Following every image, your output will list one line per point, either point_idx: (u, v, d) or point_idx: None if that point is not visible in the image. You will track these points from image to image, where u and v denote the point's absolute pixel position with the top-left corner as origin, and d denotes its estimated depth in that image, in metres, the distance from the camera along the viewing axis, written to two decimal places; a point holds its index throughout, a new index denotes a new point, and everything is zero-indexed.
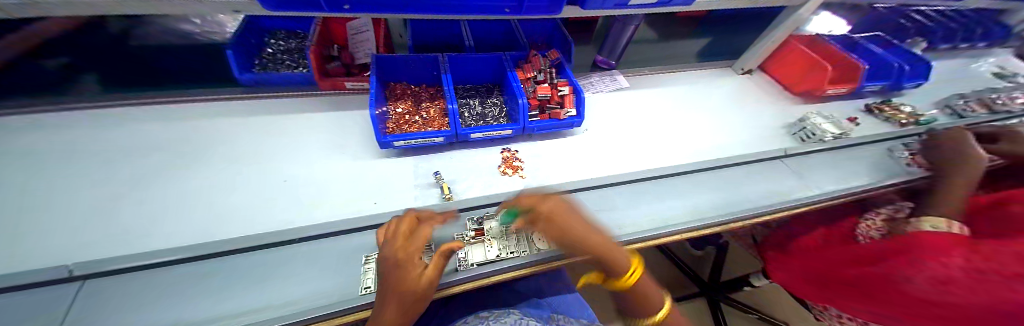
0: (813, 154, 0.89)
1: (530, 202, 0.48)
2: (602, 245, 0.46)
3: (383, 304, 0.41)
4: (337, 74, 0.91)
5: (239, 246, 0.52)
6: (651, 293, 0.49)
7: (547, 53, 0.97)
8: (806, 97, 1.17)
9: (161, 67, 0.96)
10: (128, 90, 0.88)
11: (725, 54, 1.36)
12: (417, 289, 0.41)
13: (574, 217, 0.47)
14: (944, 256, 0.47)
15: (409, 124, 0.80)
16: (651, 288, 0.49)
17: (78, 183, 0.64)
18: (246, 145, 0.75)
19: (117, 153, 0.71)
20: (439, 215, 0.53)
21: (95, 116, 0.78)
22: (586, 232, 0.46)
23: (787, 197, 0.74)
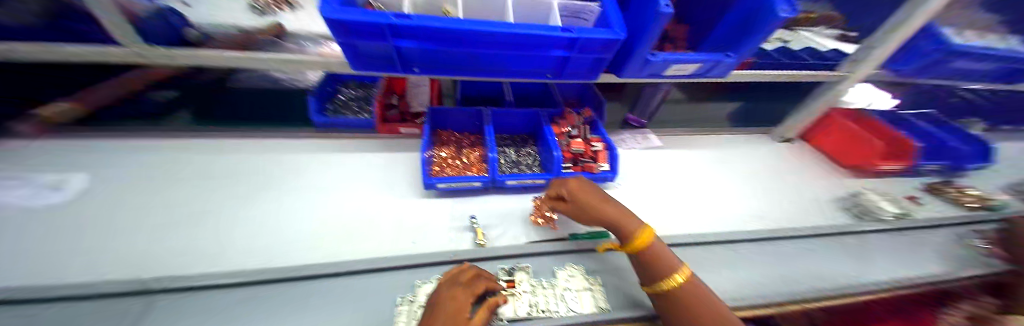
0: (869, 233, 0.82)
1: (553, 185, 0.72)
2: (605, 214, 0.63)
3: None
4: (394, 120, 1.02)
5: (288, 274, 0.56)
6: (662, 257, 0.55)
7: (581, 111, 1.04)
8: (852, 170, 1.12)
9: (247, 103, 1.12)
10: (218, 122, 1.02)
11: (760, 122, 1.36)
12: None
13: (587, 193, 0.67)
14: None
15: (451, 167, 0.86)
16: (662, 254, 0.55)
17: (167, 202, 0.74)
18: (309, 178, 0.84)
19: (203, 176, 0.82)
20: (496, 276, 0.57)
21: (192, 142, 0.92)
22: (592, 203, 0.65)
23: (844, 281, 0.68)
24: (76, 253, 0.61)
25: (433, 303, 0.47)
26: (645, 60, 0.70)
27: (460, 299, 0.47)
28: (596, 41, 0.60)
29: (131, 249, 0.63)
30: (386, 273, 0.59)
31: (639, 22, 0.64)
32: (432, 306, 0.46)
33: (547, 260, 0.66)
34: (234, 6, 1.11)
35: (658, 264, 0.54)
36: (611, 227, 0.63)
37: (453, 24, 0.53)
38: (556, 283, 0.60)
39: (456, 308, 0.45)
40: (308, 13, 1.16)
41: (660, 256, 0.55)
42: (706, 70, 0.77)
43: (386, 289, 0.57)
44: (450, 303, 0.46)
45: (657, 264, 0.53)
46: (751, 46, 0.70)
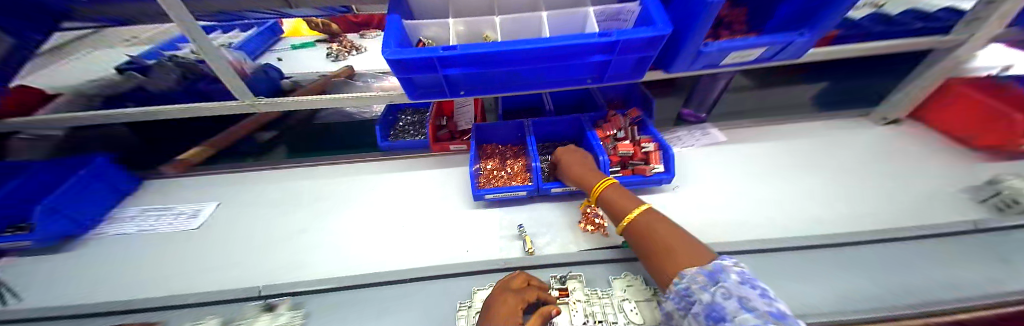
0: (1015, 231, 0.66)
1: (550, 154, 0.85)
2: (580, 173, 0.74)
3: None
4: (445, 139, 1.11)
5: (364, 282, 0.65)
6: (618, 203, 0.64)
7: (626, 112, 1.00)
8: (988, 152, 0.90)
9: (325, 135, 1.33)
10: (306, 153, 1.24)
11: (847, 103, 1.16)
12: None
13: (573, 157, 0.79)
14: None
15: (497, 179, 0.90)
16: (620, 200, 0.64)
17: (274, 220, 0.91)
18: (376, 196, 0.96)
19: (298, 198, 0.99)
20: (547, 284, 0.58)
21: (288, 170, 1.12)
22: (574, 166, 0.77)
23: (982, 292, 0.55)
24: (220, 264, 0.80)
25: (489, 308, 0.50)
26: (696, 52, 0.67)
27: (513, 305, 0.49)
28: (637, 40, 0.59)
29: (254, 261, 0.80)
30: (445, 280, 0.65)
31: (686, 15, 0.61)
32: (489, 312, 0.49)
33: (600, 268, 0.65)
34: (313, 55, 1.33)
35: (620, 207, 0.63)
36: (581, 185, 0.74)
37: (493, 47, 0.57)
38: (612, 292, 0.59)
39: (510, 312, 0.47)
40: (370, 52, 1.34)
41: (623, 200, 0.64)
42: (775, 53, 0.70)
43: (446, 294, 0.62)
44: (505, 308, 0.48)
45: (620, 207, 0.63)
46: (828, 23, 0.62)
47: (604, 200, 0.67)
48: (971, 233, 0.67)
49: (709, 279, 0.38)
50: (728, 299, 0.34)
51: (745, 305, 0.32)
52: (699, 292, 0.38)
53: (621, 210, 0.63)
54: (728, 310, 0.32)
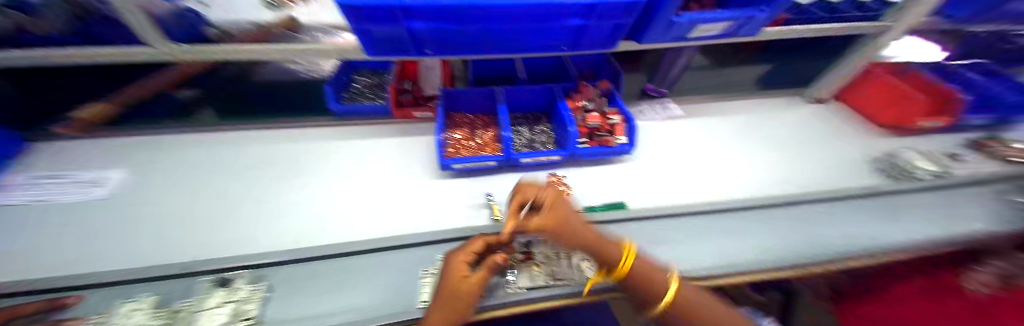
0: (904, 194, 0.79)
1: (531, 196, 0.55)
2: (584, 230, 0.50)
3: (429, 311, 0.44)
4: (409, 104, 1.03)
5: (319, 253, 0.60)
6: (650, 276, 0.47)
7: (597, 84, 1.00)
8: (891, 129, 1.05)
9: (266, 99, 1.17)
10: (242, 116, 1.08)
11: (788, 84, 1.27)
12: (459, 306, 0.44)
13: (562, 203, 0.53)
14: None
15: (466, 149, 0.86)
16: (650, 271, 0.47)
17: (206, 192, 0.80)
18: (331, 166, 0.87)
19: (236, 168, 0.87)
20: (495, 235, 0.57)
21: (221, 138, 0.97)
22: (576, 215, 0.53)
23: (869, 242, 0.67)
24: (138, 240, 0.68)
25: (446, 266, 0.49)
26: (669, 22, 0.66)
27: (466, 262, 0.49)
28: (616, 5, 0.57)
29: (182, 236, 0.69)
30: (410, 249, 0.63)
31: None
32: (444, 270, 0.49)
33: None
34: None
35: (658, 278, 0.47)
36: (587, 249, 0.49)
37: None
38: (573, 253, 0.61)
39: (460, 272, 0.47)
40: None
41: (653, 270, 0.47)
42: (736, 29, 0.73)
43: (409, 263, 0.61)
44: (454, 264, 0.48)
45: (654, 282, 0.46)
46: None
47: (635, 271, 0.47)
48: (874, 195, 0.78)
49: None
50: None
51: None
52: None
53: (657, 287, 0.46)
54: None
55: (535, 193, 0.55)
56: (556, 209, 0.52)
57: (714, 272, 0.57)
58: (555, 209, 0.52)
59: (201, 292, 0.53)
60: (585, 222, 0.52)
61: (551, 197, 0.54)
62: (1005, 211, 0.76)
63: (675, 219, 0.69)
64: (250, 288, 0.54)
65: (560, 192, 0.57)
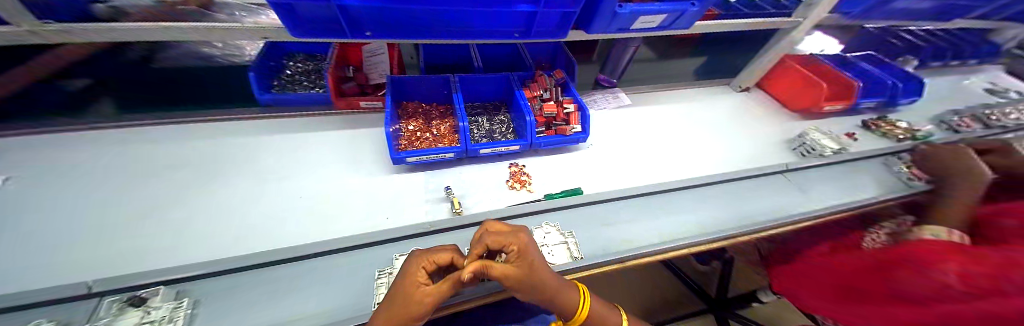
0: (813, 168, 0.91)
1: (498, 243, 0.46)
2: (549, 288, 0.46)
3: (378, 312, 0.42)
4: (352, 93, 0.97)
5: (258, 259, 0.53)
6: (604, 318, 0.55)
7: (552, 73, 1.01)
8: (804, 113, 1.20)
9: (178, 90, 1.00)
10: (155, 109, 0.93)
11: (723, 74, 1.40)
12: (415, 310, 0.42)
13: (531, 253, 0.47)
14: (938, 264, 0.47)
15: (420, 140, 0.82)
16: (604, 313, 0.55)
17: (98, 202, 0.66)
18: (265, 164, 0.77)
19: (140, 173, 0.73)
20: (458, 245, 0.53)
21: (117, 136, 0.81)
22: (544, 266, 0.47)
23: (786, 212, 0.77)
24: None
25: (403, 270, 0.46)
26: (613, 12, 0.67)
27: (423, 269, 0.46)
28: None
29: (66, 255, 0.56)
30: (362, 250, 0.58)
31: None
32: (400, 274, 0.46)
33: (524, 221, 0.66)
34: None
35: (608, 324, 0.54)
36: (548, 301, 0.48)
37: None
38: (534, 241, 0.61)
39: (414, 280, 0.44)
40: None
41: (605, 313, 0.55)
42: (672, 21, 0.76)
43: (361, 263, 0.56)
44: (412, 271, 0.45)
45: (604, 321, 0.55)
46: None
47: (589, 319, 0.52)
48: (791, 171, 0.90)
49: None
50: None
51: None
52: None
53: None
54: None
55: (504, 239, 0.47)
56: (527, 262, 0.45)
57: (657, 247, 0.62)
58: (526, 261, 0.45)
59: (102, 315, 0.43)
60: (552, 271, 0.49)
61: (522, 245, 0.47)
62: (888, 179, 0.91)
63: (627, 201, 0.73)
64: (169, 306, 0.46)
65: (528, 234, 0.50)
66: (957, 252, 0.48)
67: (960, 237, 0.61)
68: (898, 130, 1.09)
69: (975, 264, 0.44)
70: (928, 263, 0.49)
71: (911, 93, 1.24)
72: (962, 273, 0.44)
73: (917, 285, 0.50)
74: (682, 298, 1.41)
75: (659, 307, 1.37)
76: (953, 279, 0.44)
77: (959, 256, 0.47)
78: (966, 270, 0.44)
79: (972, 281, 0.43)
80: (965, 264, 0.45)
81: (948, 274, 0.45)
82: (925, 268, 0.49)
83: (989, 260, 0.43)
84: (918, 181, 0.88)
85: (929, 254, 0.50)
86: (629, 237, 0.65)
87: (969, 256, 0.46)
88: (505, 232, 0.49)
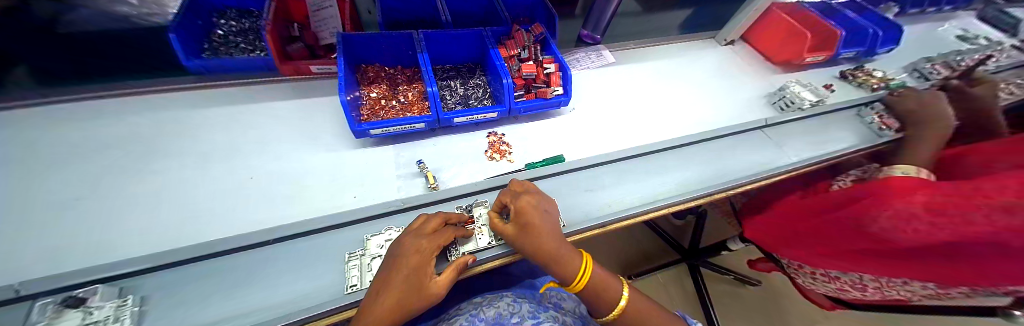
0: (790, 123, 0.92)
1: (504, 200, 0.52)
2: (544, 249, 0.49)
3: (379, 293, 0.42)
4: (300, 57, 0.85)
5: (223, 246, 0.49)
6: (606, 285, 0.54)
7: (530, 28, 0.91)
8: (784, 66, 1.19)
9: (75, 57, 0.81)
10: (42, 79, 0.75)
11: (709, 26, 1.33)
12: (421, 295, 0.43)
13: (534, 217, 0.49)
14: (909, 197, 0.56)
15: (386, 110, 0.75)
16: (605, 278, 0.55)
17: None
18: (209, 144, 0.68)
19: (48, 159, 0.61)
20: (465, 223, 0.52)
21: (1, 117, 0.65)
22: (542, 229, 0.49)
23: (764, 168, 0.78)
24: None
25: (401, 250, 0.44)
26: None
27: (430, 254, 0.45)
28: None
29: None
30: (332, 232, 0.54)
31: None
32: (397, 253, 0.44)
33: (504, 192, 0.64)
34: None
35: (609, 290, 0.53)
36: (545, 262, 0.51)
37: None
38: None
39: (422, 265, 0.44)
40: None
41: (607, 282, 0.54)
42: None
43: (333, 246, 0.53)
44: (408, 253, 0.44)
45: (607, 288, 0.54)
46: None
47: (589, 286, 0.53)
48: (770, 127, 0.90)
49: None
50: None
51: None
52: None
53: (611, 294, 0.53)
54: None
55: (509, 199, 0.52)
56: (518, 223, 0.49)
57: (639, 210, 0.62)
58: (518, 222, 0.49)
59: (33, 321, 0.38)
60: (554, 236, 0.50)
61: (520, 206, 0.50)
62: (861, 130, 0.94)
63: (610, 166, 0.71)
64: (112, 305, 0.41)
65: (540, 200, 0.52)
66: (928, 187, 0.56)
67: (925, 174, 0.65)
68: (874, 80, 1.10)
69: (942, 195, 0.52)
70: (897, 198, 0.57)
71: (888, 41, 1.24)
72: (928, 201, 0.53)
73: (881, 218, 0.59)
74: (660, 251, 1.50)
75: (638, 261, 1.45)
76: (921, 209, 0.53)
77: (921, 190, 0.55)
78: (931, 200, 0.53)
79: (938, 206, 0.51)
80: (933, 195, 0.54)
81: (918, 205, 0.54)
82: (895, 200, 0.57)
83: (950, 191, 0.51)
84: (889, 130, 0.90)
85: (901, 189, 0.58)
86: (611, 200, 0.65)
87: (931, 189, 0.54)
88: (515, 192, 0.53)
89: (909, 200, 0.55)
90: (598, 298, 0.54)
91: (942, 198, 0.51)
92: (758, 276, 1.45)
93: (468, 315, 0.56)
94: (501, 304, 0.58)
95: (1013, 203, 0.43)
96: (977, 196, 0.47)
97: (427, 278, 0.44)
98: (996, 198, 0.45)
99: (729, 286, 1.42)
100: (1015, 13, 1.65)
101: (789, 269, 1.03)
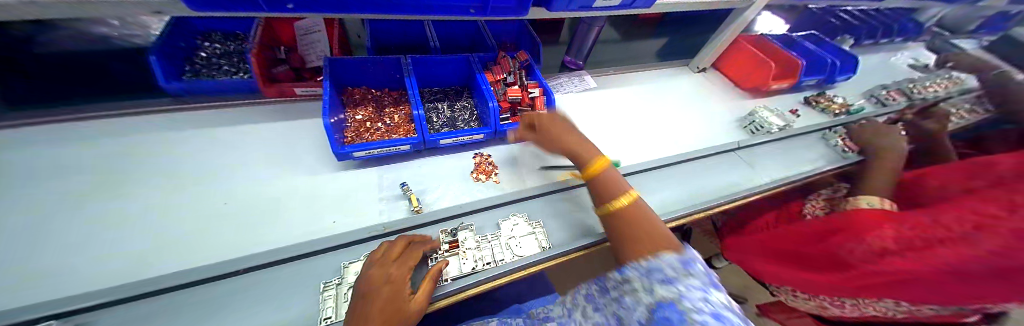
0: (762, 145, 0.97)
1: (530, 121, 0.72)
2: (571, 143, 0.64)
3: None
4: (285, 79, 0.86)
5: (187, 278, 0.46)
6: (613, 181, 0.58)
7: (516, 54, 0.94)
8: (754, 92, 1.26)
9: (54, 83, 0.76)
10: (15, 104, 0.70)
11: (683, 54, 1.41)
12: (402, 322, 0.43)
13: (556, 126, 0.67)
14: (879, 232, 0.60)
15: (371, 132, 0.76)
16: (615, 178, 0.58)
17: None
18: (184, 167, 0.66)
19: (4, 186, 0.58)
20: (432, 241, 0.54)
21: None
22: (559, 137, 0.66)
23: (740, 188, 0.81)
24: None
25: (368, 284, 0.43)
26: None
27: (399, 281, 0.45)
28: None
29: None
30: (307, 259, 0.53)
31: None
32: (365, 286, 0.43)
33: (491, 216, 0.64)
34: None
35: (614, 185, 0.57)
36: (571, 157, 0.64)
37: None
38: (499, 234, 0.60)
39: (398, 292, 0.44)
40: None
41: (615, 180, 0.58)
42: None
43: (304, 274, 0.51)
44: (378, 288, 0.43)
45: (612, 184, 0.57)
46: None
47: (602, 174, 0.59)
48: (740, 150, 0.94)
49: (686, 268, 0.39)
50: (687, 285, 0.36)
51: (695, 310, 0.32)
52: (637, 280, 0.41)
53: (614, 190, 0.56)
54: (680, 277, 0.38)
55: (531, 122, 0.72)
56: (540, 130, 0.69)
57: None
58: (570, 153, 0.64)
59: None
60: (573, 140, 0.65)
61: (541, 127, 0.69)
62: (827, 152, 1.00)
63: None
64: None
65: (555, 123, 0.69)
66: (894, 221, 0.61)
67: (887, 204, 0.72)
68: (835, 105, 1.19)
69: (906, 229, 0.56)
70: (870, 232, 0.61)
71: (847, 70, 1.35)
72: (898, 236, 0.57)
73: (857, 249, 0.62)
74: None
75: None
76: (893, 242, 0.56)
77: (892, 225, 0.60)
78: (899, 235, 0.56)
79: (907, 240, 0.55)
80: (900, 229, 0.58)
81: (888, 239, 0.57)
82: (868, 235, 0.61)
83: (920, 227, 0.55)
84: (851, 152, 0.97)
85: (870, 225, 0.64)
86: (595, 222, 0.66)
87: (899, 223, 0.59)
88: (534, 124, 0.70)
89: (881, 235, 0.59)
90: (600, 191, 0.58)
91: (910, 232, 0.55)
92: (745, 294, 1.46)
93: None
94: None
95: (970, 233, 0.48)
96: (941, 237, 0.51)
97: (401, 306, 0.44)
98: (955, 230, 0.50)
99: None
100: (957, 44, 1.83)
101: (771, 287, 1.06)
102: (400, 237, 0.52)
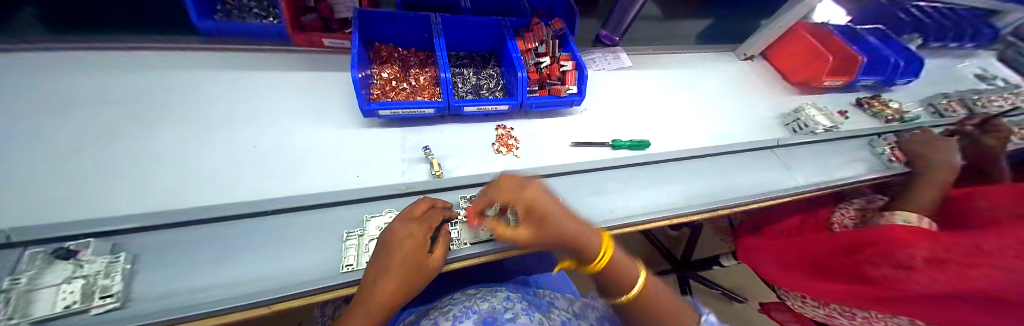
0: (801, 145, 0.91)
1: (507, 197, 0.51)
2: (574, 233, 0.49)
3: (382, 277, 0.42)
4: (313, 29, 0.84)
5: (217, 214, 0.48)
6: (623, 267, 0.51)
7: (551, 22, 0.89)
8: (800, 87, 1.17)
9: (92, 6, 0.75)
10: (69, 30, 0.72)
11: (727, 38, 1.30)
12: (420, 275, 0.44)
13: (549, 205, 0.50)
14: (911, 247, 0.54)
15: (396, 91, 0.74)
16: (624, 261, 0.52)
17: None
18: (213, 107, 0.67)
19: (50, 107, 0.60)
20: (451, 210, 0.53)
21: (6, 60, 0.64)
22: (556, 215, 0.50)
23: (771, 188, 0.77)
24: None
25: (392, 236, 0.44)
26: None
27: (422, 237, 0.45)
28: None
29: None
30: (330, 209, 0.53)
31: None
32: (389, 237, 0.44)
33: None
34: None
35: (624, 270, 0.51)
36: (570, 243, 0.50)
37: None
38: None
39: (420, 246, 0.44)
40: None
41: (624, 264, 0.51)
42: None
43: (327, 224, 0.52)
44: (400, 239, 0.44)
45: (622, 271, 0.51)
46: None
47: (611, 262, 0.51)
48: (778, 149, 0.88)
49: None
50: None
51: None
52: None
53: (626, 279, 0.51)
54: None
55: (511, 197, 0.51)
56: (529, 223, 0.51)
57: (643, 219, 0.62)
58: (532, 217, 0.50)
59: (21, 269, 0.37)
60: (568, 216, 0.50)
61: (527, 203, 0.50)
62: (871, 160, 0.94)
63: (619, 172, 0.71)
64: (103, 261, 0.40)
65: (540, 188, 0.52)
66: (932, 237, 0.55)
67: (925, 223, 0.66)
68: (889, 110, 1.09)
69: (942, 250, 0.51)
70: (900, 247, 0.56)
71: (908, 73, 1.23)
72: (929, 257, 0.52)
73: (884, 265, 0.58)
74: (651, 258, 1.52)
75: None
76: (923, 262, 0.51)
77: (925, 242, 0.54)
78: (934, 255, 0.51)
79: (939, 262, 0.50)
80: (936, 248, 0.52)
81: (917, 258, 0.53)
82: (897, 251, 0.56)
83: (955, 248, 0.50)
84: (898, 162, 0.91)
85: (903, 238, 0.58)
86: (615, 206, 0.65)
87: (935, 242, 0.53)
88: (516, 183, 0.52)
89: (911, 251, 0.54)
90: (615, 280, 0.51)
91: (945, 253, 0.50)
92: (746, 293, 1.46)
93: (462, 306, 0.53)
94: (502, 296, 0.57)
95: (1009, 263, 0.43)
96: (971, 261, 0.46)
97: (419, 262, 0.44)
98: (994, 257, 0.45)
99: (716, 302, 1.43)
100: None
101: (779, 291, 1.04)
102: (426, 198, 0.52)
